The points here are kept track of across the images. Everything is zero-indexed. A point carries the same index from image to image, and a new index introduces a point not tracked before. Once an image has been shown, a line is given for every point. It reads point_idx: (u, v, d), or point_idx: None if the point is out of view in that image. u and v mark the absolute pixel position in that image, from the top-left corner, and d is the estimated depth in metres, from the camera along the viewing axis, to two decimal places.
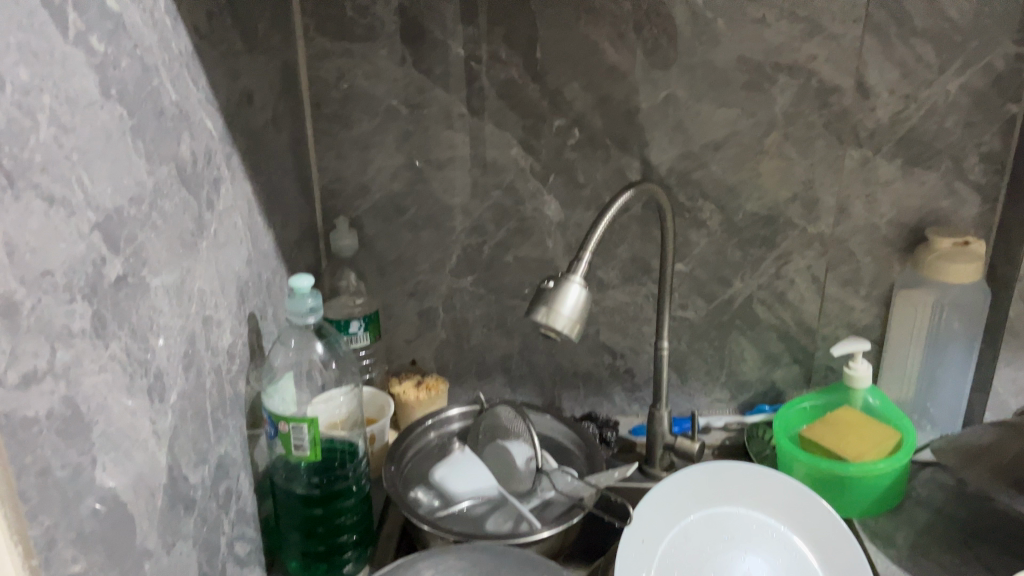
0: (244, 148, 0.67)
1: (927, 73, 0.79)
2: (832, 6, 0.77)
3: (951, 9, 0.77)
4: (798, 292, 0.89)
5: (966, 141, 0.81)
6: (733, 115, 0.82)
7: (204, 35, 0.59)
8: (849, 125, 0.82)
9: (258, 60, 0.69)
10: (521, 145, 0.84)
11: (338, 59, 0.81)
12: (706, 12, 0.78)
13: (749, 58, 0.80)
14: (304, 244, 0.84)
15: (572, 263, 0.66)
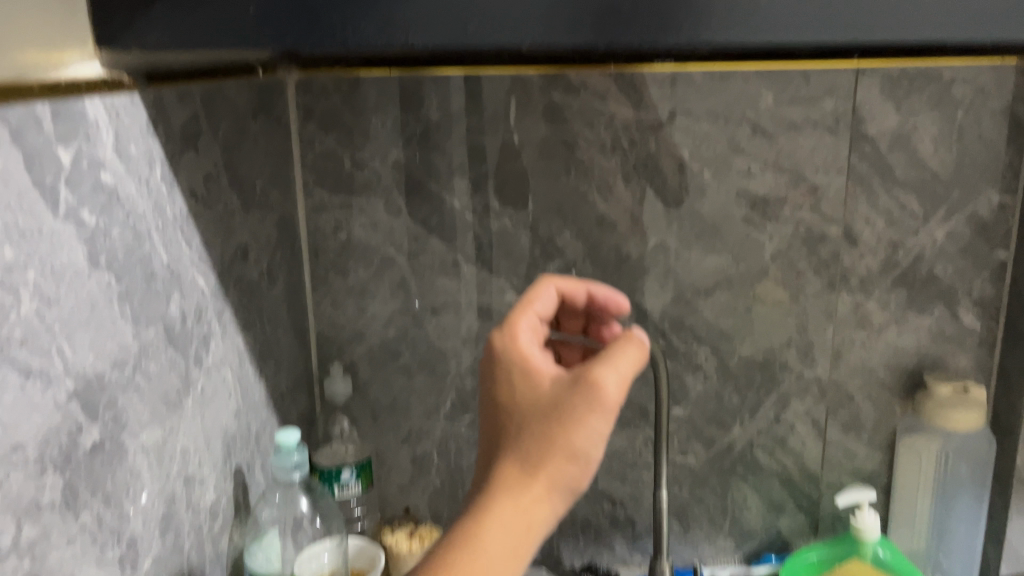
0: (237, 302, 0.68)
1: (912, 221, 0.80)
2: (815, 158, 0.79)
3: (931, 160, 0.79)
4: (798, 438, 0.88)
5: (957, 286, 0.82)
6: (723, 261, 0.83)
7: (200, 197, 0.61)
8: (839, 271, 0.82)
9: (254, 216, 0.71)
10: (515, 291, 0.85)
11: (336, 210, 0.83)
12: (692, 165, 0.81)
13: (736, 207, 0.81)
14: (297, 392, 0.84)
15: None
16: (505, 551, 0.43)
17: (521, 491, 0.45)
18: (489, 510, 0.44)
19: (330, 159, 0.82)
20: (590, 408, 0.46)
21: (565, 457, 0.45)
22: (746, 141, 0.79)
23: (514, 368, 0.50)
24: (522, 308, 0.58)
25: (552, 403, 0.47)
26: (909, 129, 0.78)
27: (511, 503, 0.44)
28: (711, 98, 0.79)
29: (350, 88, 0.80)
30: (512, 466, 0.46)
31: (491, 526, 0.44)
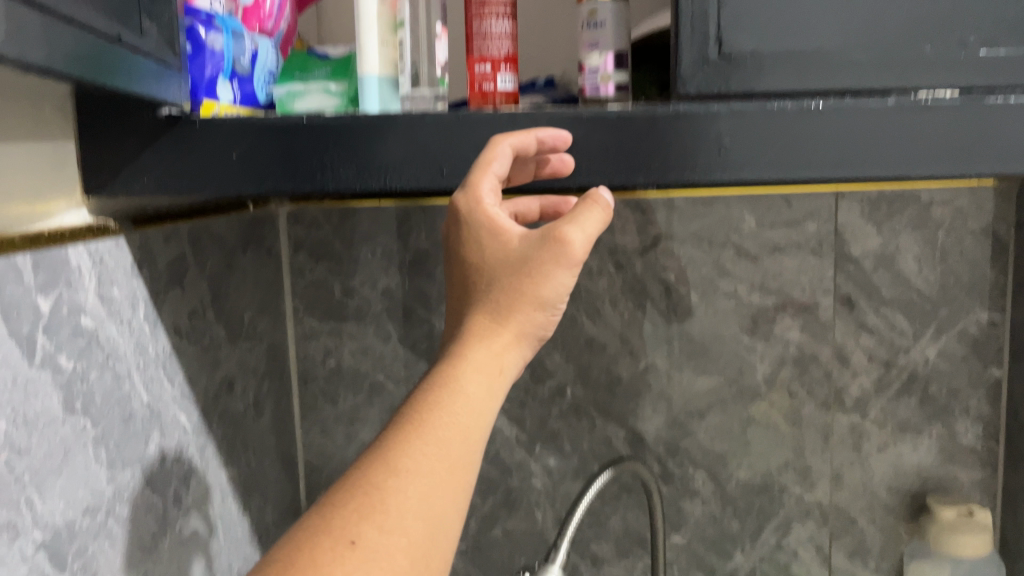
0: (222, 435, 0.68)
1: (903, 339, 0.80)
2: (800, 279, 0.80)
3: (917, 280, 0.79)
4: (802, 564, 0.85)
5: (953, 405, 0.81)
6: (715, 383, 0.82)
7: (184, 333, 0.61)
8: (832, 391, 0.82)
9: (241, 347, 0.72)
10: (506, 416, 0.84)
11: (327, 338, 0.84)
12: (679, 287, 0.81)
13: (725, 329, 0.81)
14: (283, 524, 0.81)
15: (548, 552, 0.65)
16: (470, 413, 0.44)
17: (487, 347, 0.46)
18: (455, 378, 0.45)
19: (321, 287, 0.83)
20: (554, 274, 0.46)
21: (531, 310, 0.47)
22: (731, 263, 0.80)
23: (478, 224, 0.47)
24: (477, 179, 0.46)
25: (517, 261, 0.47)
26: (892, 249, 0.79)
27: (475, 381, 0.45)
28: (694, 223, 0.80)
29: (340, 218, 0.82)
30: (478, 339, 0.46)
31: (456, 407, 0.44)
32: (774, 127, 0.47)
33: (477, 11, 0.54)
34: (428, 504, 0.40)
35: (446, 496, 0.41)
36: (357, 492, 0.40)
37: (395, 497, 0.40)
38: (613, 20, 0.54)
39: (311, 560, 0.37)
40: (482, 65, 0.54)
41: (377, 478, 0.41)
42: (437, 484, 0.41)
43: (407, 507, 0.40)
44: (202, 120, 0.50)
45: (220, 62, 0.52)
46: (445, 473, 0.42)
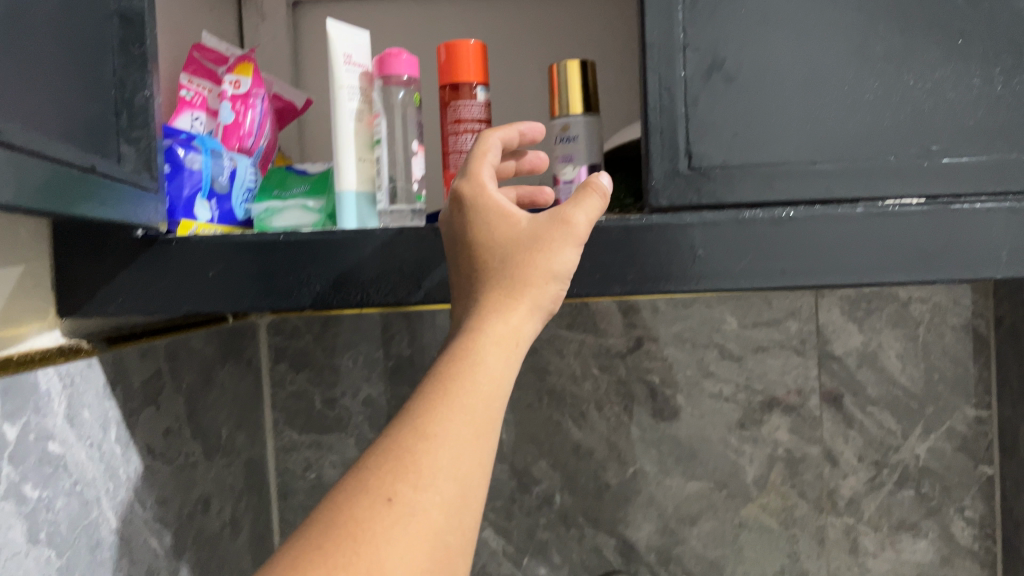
0: (196, 558, 0.65)
1: (891, 438, 0.79)
2: (785, 379, 0.80)
3: (901, 377, 0.79)
4: None
5: (947, 505, 0.79)
6: (704, 487, 0.81)
7: (158, 452, 0.60)
8: (824, 492, 0.80)
9: (218, 463, 0.70)
10: (492, 526, 0.82)
11: (307, 450, 0.82)
12: (664, 389, 0.80)
13: (712, 430, 0.80)
14: None
15: None
16: (498, 379, 0.38)
17: (506, 312, 0.40)
18: (477, 340, 0.39)
19: (302, 398, 0.82)
20: (564, 243, 0.42)
21: (547, 277, 0.42)
22: (714, 364, 0.80)
23: (486, 204, 0.43)
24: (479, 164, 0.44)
25: (524, 233, 0.42)
26: (874, 346, 0.79)
27: (499, 345, 0.39)
28: (675, 324, 0.80)
29: (321, 327, 0.81)
30: (491, 302, 0.41)
31: (479, 371, 0.38)
32: (747, 236, 0.48)
33: (453, 129, 0.55)
34: (462, 469, 0.35)
35: (480, 462, 0.36)
36: (386, 459, 0.35)
37: (429, 461, 0.35)
38: (585, 133, 0.55)
39: (350, 518, 0.32)
40: None
41: (408, 443, 0.35)
42: (469, 452, 0.36)
43: (441, 471, 0.34)
44: (179, 241, 0.50)
45: (198, 182, 0.53)
46: (474, 440, 0.36)
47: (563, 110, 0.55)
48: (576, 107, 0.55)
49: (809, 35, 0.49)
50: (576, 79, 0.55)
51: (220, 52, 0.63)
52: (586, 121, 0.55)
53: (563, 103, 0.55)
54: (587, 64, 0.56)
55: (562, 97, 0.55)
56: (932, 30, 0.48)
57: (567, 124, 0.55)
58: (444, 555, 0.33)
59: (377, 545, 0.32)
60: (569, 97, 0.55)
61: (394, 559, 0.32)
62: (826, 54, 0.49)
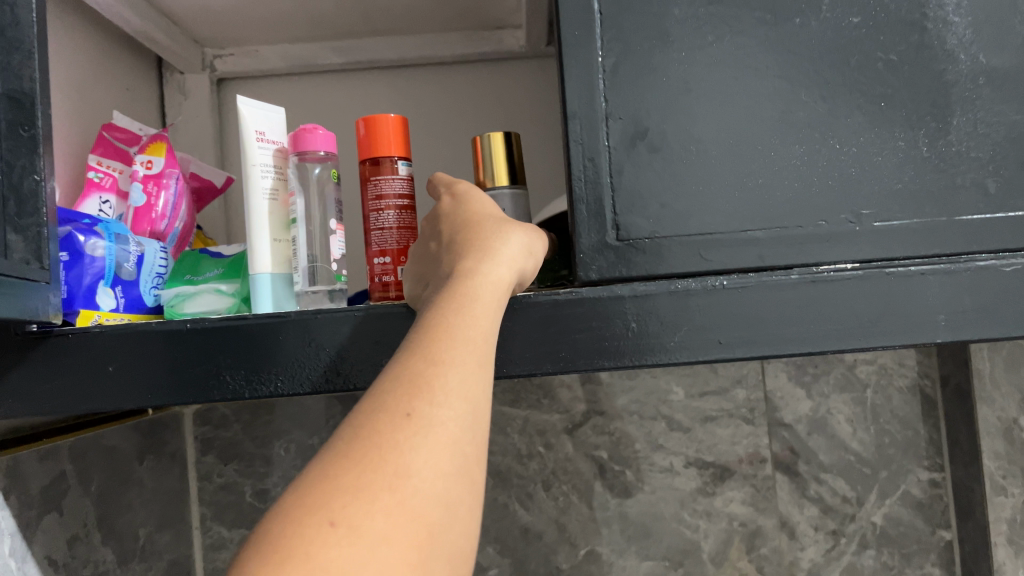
0: None
1: (847, 506, 0.77)
2: (736, 449, 0.77)
3: (852, 441, 0.77)
4: None
5: (909, 573, 0.76)
6: (659, 566, 0.77)
7: (61, 563, 0.54)
8: (783, 566, 0.77)
9: (134, 569, 0.65)
10: None
11: (237, 546, 0.77)
12: (612, 465, 0.77)
13: (665, 506, 0.77)
14: None
15: None
16: (489, 319, 0.39)
17: (495, 262, 0.42)
18: (470, 288, 0.40)
19: (230, 491, 0.77)
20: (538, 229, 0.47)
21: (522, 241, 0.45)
22: (663, 437, 0.77)
23: (470, 199, 0.48)
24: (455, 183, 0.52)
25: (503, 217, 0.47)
26: (823, 412, 0.77)
27: (489, 288, 0.40)
28: (621, 397, 0.78)
29: (251, 415, 0.77)
30: (475, 251, 0.42)
31: (473, 309, 0.38)
32: (681, 308, 0.46)
33: (374, 205, 0.53)
34: (470, 389, 0.34)
35: (484, 389, 0.35)
36: (395, 382, 0.34)
37: (441, 380, 0.34)
38: (511, 208, 0.53)
39: (372, 430, 0.31)
40: (382, 258, 0.52)
41: (417, 367, 0.34)
42: (477, 375, 0.35)
43: (453, 387, 0.34)
44: (76, 334, 0.46)
45: (100, 269, 0.49)
46: (477, 363, 0.36)
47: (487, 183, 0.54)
48: (501, 180, 0.53)
49: (733, 102, 0.48)
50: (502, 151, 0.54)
51: (132, 132, 0.61)
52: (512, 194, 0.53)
53: (491, 174, 0.54)
54: (512, 136, 0.54)
55: (487, 170, 0.54)
56: (854, 96, 0.48)
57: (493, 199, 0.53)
58: (466, 464, 0.32)
59: (403, 450, 0.30)
60: (494, 171, 0.54)
61: (420, 462, 0.30)
62: (751, 121, 0.48)
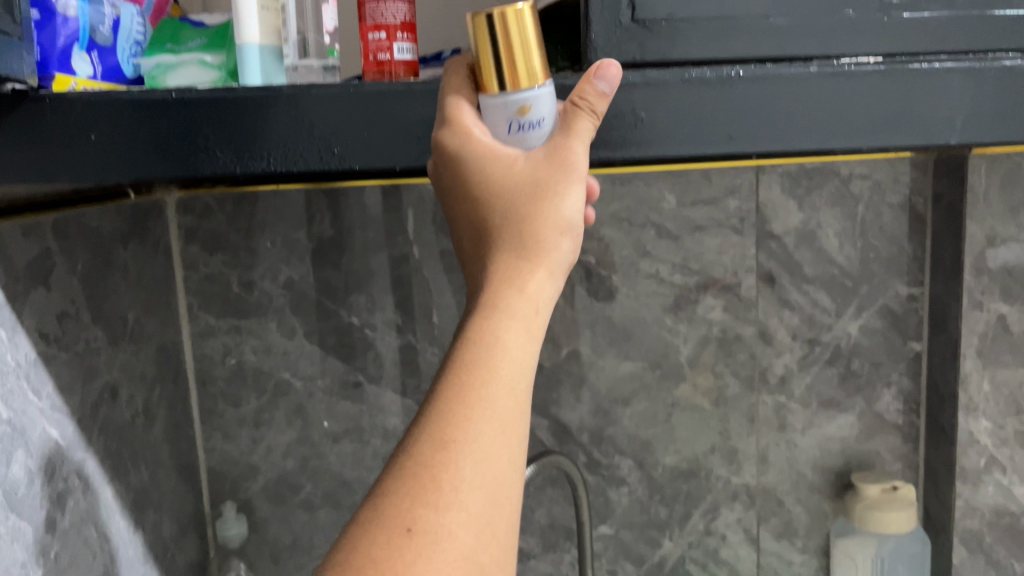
0: (105, 450, 0.61)
1: (825, 318, 0.79)
2: (723, 258, 0.78)
3: (838, 255, 0.78)
4: (731, 549, 0.83)
5: (875, 381, 0.80)
6: (638, 368, 0.80)
7: (53, 338, 0.55)
8: (757, 372, 0.80)
9: (125, 350, 0.65)
10: None
11: (225, 335, 0.78)
12: (600, 270, 0.78)
13: (648, 312, 0.79)
14: (184, 540, 0.75)
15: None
16: (517, 369, 0.37)
17: (520, 291, 0.39)
18: (490, 330, 0.38)
19: (217, 282, 0.77)
20: (574, 165, 0.41)
21: (567, 223, 0.41)
22: (652, 243, 0.78)
23: (476, 150, 0.41)
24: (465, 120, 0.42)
25: (533, 166, 0.40)
26: (813, 226, 0.77)
27: (513, 331, 0.38)
28: (613, 204, 0.77)
29: (235, 207, 0.76)
30: (494, 283, 0.39)
31: (496, 359, 0.37)
32: (693, 98, 0.44)
33: None
34: (489, 477, 0.34)
35: (508, 466, 0.35)
36: (410, 471, 0.34)
37: (451, 474, 0.34)
38: (550, 112, 0.42)
39: (372, 552, 0.32)
40: (376, 33, 0.49)
41: (426, 454, 0.34)
42: (494, 453, 0.35)
43: (471, 475, 0.34)
44: (54, 98, 0.44)
45: (75, 31, 0.45)
46: (499, 429, 0.36)
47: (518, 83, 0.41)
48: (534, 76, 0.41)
49: None
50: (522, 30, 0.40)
51: None
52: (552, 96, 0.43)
53: (526, 64, 0.41)
54: (527, 4, 0.41)
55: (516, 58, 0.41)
56: None
57: (527, 104, 0.41)
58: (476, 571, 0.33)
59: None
60: (517, 56, 0.41)
61: None
62: None
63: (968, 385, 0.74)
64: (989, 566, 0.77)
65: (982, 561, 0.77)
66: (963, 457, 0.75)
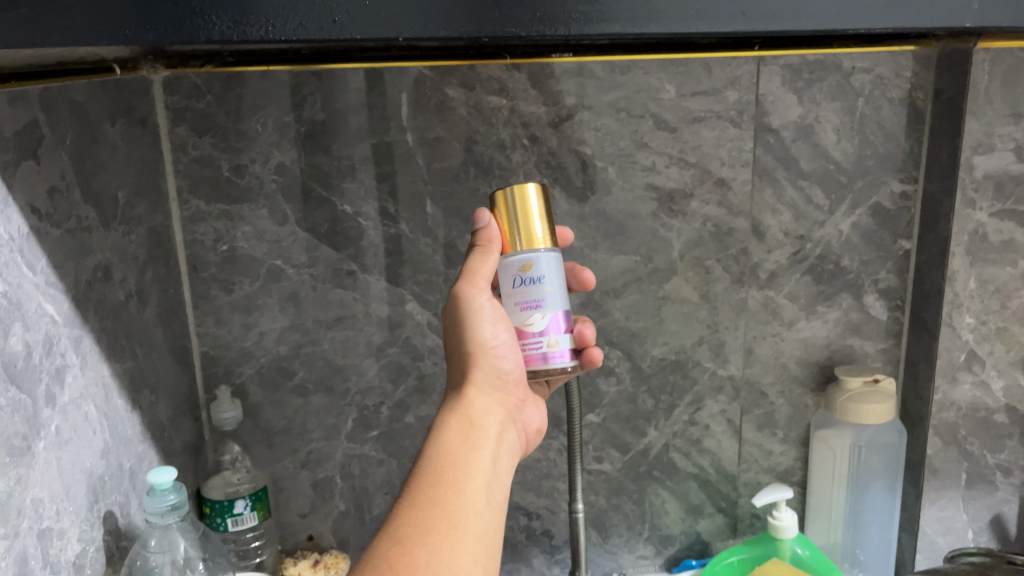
0: (100, 329, 0.61)
1: (818, 214, 0.79)
2: (720, 152, 0.77)
3: (835, 151, 0.77)
4: (714, 439, 0.86)
5: (863, 278, 0.81)
6: (630, 262, 0.80)
7: (44, 214, 0.54)
8: (747, 266, 0.81)
9: (116, 231, 0.64)
10: (417, 299, 0.80)
11: (216, 220, 0.77)
12: (595, 161, 0.77)
13: (642, 205, 0.78)
14: (179, 421, 0.76)
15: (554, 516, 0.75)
16: (458, 474, 0.54)
17: (465, 416, 0.58)
18: (437, 450, 0.56)
19: (206, 165, 0.75)
20: (482, 317, 0.60)
21: (480, 362, 0.60)
22: (649, 135, 0.77)
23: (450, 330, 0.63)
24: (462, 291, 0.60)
25: (457, 330, 0.61)
26: (811, 120, 0.77)
27: (455, 448, 0.56)
28: (611, 93, 0.75)
29: (224, 87, 0.74)
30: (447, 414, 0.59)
31: (442, 466, 0.54)
32: None
33: None
34: (437, 564, 0.49)
35: (452, 553, 0.50)
36: (373, 565, 0.49)
37: (405, 564, 0.48)
38: (549, 274, 0.60)
39: None
40: None
41: (388, 550, 0.49)
42: (440, 541, 0.50)
43: (416, 565, 0.48)
44: None
45: None
46: (438, 525, 0.51)
47: (528, 245, 0.60)
48: (540, 243, 0.60)
49: None
50: (531, 206, 0.61)
51: None
52: (552, 256, 0.61)
53: (537, 230, 0.61)
54: (534, 189, 0.61)
55: (528, 227, 0.60)
56: None
57: (530, 264, 0.60)
58: None
59: None
60: (533, 229, 0.61)
61: None
62: None
63: (955, 282, 0.75)
64: (961, 456, 0.80)
65: (955, 451, 0.80)
66: (944, 353, 0.77)
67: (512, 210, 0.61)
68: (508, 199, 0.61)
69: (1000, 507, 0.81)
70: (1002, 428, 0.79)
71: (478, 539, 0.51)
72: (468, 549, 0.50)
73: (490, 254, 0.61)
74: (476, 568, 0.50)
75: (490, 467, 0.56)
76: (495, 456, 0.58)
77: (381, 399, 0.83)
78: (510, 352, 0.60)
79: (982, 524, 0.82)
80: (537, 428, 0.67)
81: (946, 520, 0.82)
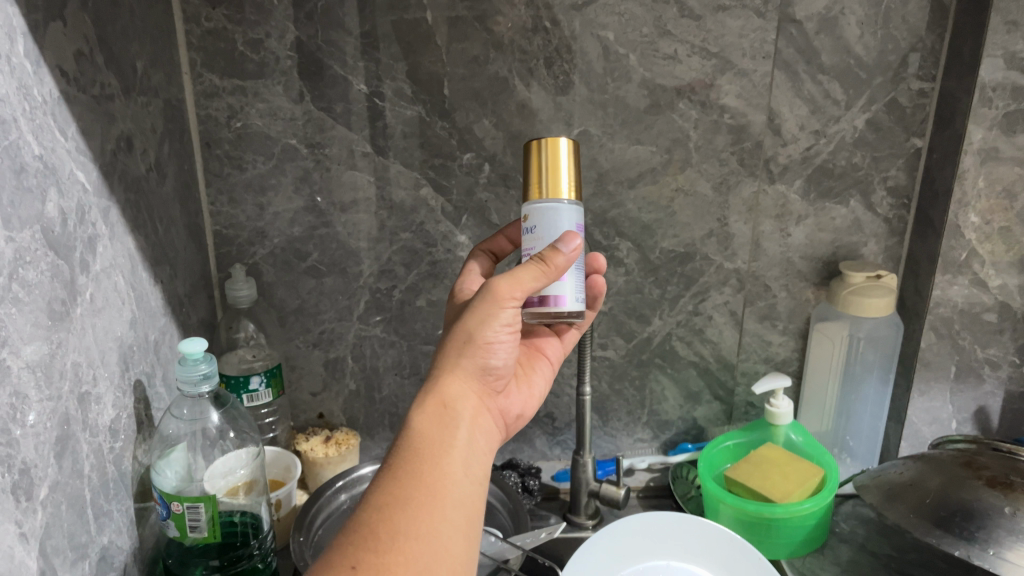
0: (124, 201, 0.61)
1: (835, 109, 0.79)
2: (742, 43, 0.77)
3: (857, 45, 0.77)
4: (716, 329, 0.88)
5: (874, 175, 0.82)
6: (647, 152, 0.80)
7: (72, 77, 0.53)
8: (761, 160, 0.81)
9: (136, 102, 0.63)
10: (431, 184, 0.80)
11: (229, 96, 0.75)
12: (617, 47, 0.76)
13: (660, 95, 0.78)
14: (195, 297, 0.77)
15: (581, 416, 0.80)
16: (441, 442, 0.48)
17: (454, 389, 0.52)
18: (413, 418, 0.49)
19: (220, 38, 0.73)
20: (498, 317, 0.53)
21: (475, 349, 0.53)
22: (674, 23, 0.76)
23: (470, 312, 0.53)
24: (494, 291, 0.53)
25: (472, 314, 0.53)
26: (837, 12, 0.76)
27: (438, 419, 0.49)
28: None
29: None
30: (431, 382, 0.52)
31: (426, 436, 0.48)
32: None
33: None
34: (420, 526, 0.44)
35: (436, 518, 0.44)
36: (354, 529, 0.43)
37: (387, 526, 0.43)
38: (551, 225, 0.57)
39: None
40: None
41: (366, 514, 0.44)
42: (421, 506, 0.44)
43: (403, 526, 0.43)
44: None
45: None
46: (421, 490, 0.45)
47: (552, 196, 0.58)
48: (554, 190, 0.58)
49: None
50: (560, 161, 0.58)
51: None
52: (567, 209, 0.58)
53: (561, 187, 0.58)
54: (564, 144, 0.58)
55: (557, 183, 0.58)
56: None
57: (530, 214, 0.58)
58: None
59: None
60: (559, 180, 0.58)
61: None
62: None
63: (965, 180, 0.76)
64: (953, 350, 0.83)
65: (947, 346, 0.83)
66: (946, 251, 0.79)
67: (542, 163, 0.58)
68: (539, 151, 0.58)
69: (986, 400, 0.85)
70: (994, 324, 0.82)
71: (463, 506, 0.46)
72: (453, 515, 0.45)
73: (543, 278, 0.55)
74: (461, 533, 0.45)
75: (474, 439, 0.50)
76: (478, 434, 0.51)
77: (392, 283, 0.84)
78: (508, 351, 0.55)
79: (966, 415, 0.86)
80: (519, 413, 0.61)
81: (932, 410, 0.86)
